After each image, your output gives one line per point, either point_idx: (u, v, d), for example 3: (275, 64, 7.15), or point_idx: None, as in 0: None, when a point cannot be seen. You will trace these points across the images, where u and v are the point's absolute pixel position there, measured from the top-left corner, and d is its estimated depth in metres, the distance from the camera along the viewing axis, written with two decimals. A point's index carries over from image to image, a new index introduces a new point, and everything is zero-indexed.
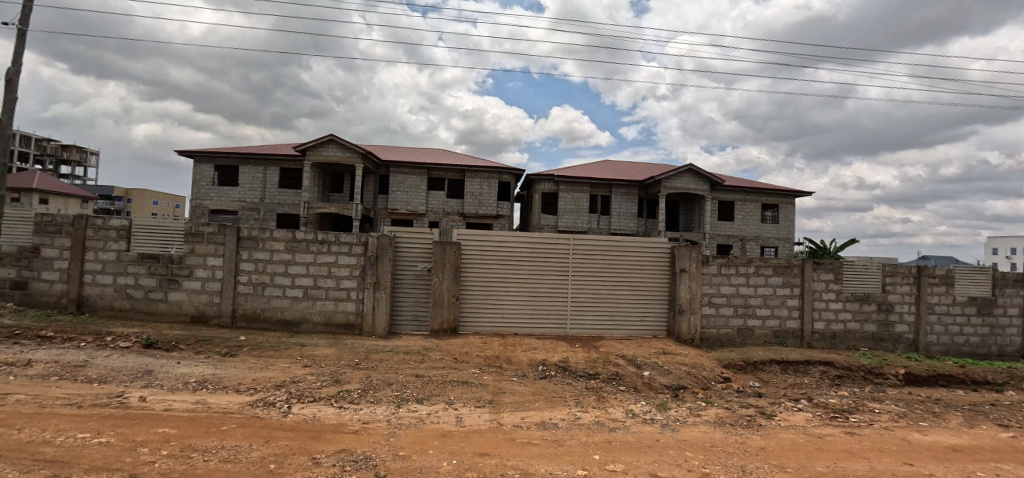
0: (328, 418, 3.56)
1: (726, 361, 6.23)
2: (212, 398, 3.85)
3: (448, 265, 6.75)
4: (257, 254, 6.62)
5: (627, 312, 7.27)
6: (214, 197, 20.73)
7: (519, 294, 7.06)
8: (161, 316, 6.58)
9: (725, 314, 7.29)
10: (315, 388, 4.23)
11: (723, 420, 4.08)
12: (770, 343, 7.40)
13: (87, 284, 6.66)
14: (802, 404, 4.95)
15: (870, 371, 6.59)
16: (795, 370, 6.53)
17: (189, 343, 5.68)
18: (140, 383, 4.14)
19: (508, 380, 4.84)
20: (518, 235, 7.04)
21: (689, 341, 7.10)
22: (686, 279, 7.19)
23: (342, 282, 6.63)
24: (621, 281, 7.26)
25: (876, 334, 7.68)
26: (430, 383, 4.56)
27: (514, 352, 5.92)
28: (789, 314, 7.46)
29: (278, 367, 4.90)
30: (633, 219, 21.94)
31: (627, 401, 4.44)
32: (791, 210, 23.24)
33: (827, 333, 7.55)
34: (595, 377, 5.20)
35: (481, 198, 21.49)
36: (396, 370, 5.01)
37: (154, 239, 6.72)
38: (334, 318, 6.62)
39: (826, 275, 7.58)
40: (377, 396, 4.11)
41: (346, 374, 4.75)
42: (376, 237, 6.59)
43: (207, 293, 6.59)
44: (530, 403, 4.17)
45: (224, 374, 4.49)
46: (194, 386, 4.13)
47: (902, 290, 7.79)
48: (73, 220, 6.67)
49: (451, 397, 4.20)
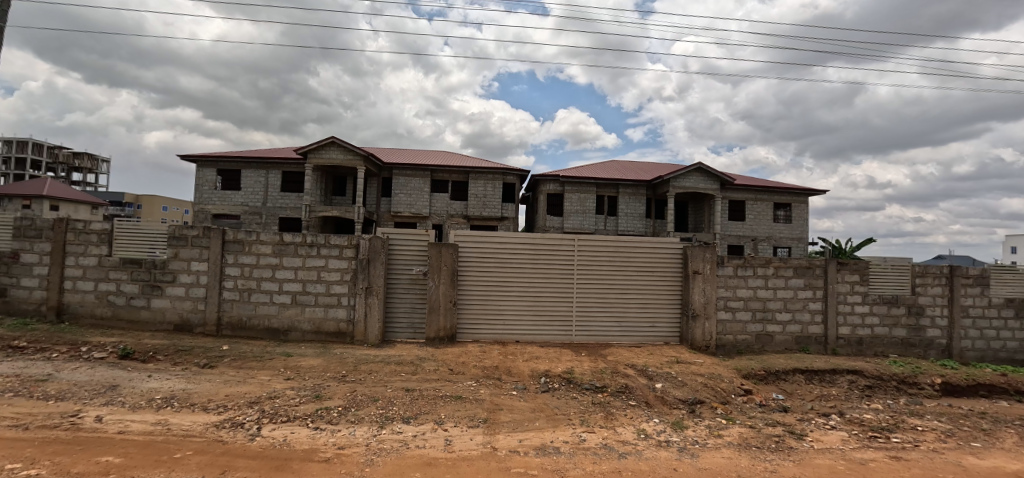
0: (299, 443, 3.15)
1: (745, 371, 5.72)
2: (174, 419, 3.47)
3: (444, 269, 6.33)
4: (243, 258, 6.27)
5: (636, 318, 6.80)
6: (216, 201, 20.55)
7: (521, 299, 6.63)
8: (144, 324, 6.25)
9: (743, 319, 6.79)
10: (292, 406, 3.81)
11: (747, 443, 3.60)
12: (792, 350, 6.87)
13: (67, 291, 6.35)
14: (834, 421, 4.45)
15: (903, 381, 6.05)
16: (821, 380, 6.03)
17: (167, 353, 5.33)
18: (100, 400, 3.77)
19: (507, 395, 4.40)
20: (519, 236, 6.62)
21: (704, 348, 6.59)
22: (700, 281, 6.69)
23: (332, 288, 6.25)
24: (630, 284, 6.79)
25: (906, 340, 7.13)
26: (421, 399, 4.14)
27: (514, 362, 5.48)
28: (812, 319, 6.93)
29: (257, 380, 4.52)
30: (641, 220, 21.43)
31: (638, 418, 3.98)
32: (804, 209, 22.56)
33: (853, 339, 7.01)
34: (603, 390, 4.75)
35: (485, 200, 21.10)
36: (385, 383, 4.61)
37: (133, 244, 6.35)
38: (324, 325, 6.24)
39: (850, 276, 7.05)
40: (358, 415, 3.69)
41: (330, 388, 4.35)
42: (368, 239, 6.20)
43: (191, 300, 6.25)
44: (529, 423, 3.72)
45: (196, 389, 4.11)
46: (158, 404, 3.75)
47: (933, 292, 7.23)
48: (54, 224, 6.37)
49: (442, 416, 3.77)
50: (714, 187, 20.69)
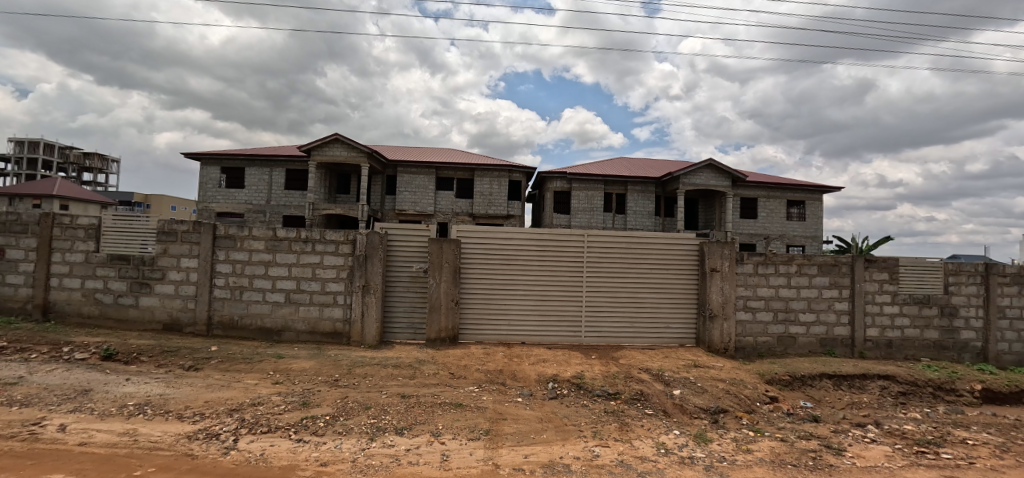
0: (277, 458, 2.81)
1: (769, 376, 5.31)
2: (143, 428, 3.15)
3: (446, 266, 5.97)
4: (235, 254, 5.97)
5: (650, 319, 6.40)
6: (220, 199, 20.40)
7: (527, 297, 6.26)
8: (132, 323, 5.97)
9: (763, 320, 6.37)
10: (275, 415, 3.47)
11: (781, 459, 3.20)
12: (816, 353, 6.43)
13: (54, 289, 6.09)
14: (872, 433, 4.03)
15: (940, 387, 5.61)
16: (850, 386, 5.58)
17: (152, 354, 5.03)
18: (67, 407, 3.47)
19: (511, 402, 4.04)
20: (525, 231, 6.24)
21: (722, 351, 6.18)
22: (719, 280, 6.27)
23: (327, 286, 5.92)
24: (643, 283, 6.40)
25: (939, 342, 6.66)
26: (417, 407, 3.78)
27: (520, 366, 5.11)
28: (837, 320, 6.48)
29: (242, 385, 4.19)
30: (650, 218, 20.96)
31: (656, 430, 3.59)
32: (817, 207, 21.95)
33: (882, 341, 6.55)
34: (616, 397, 4.36)
35: (491, 198, 20.74)
36: (380, 388, 4.28)
37: (121, 240, 6.07)
38: (319, 326, 5.91)
39: (879, 274, 6.58)
40: (346, 426, 3.34)
41: (319, 394, 4.01)
42: (365, 234, 5.87)
43: (181, 298, 5.95)
44: (536, 435, 3.35)
45: (173, 395, 3.79)
46: (130, 411, 3.44)
47: (968, 291, 6.75)
48: (40, 219, 6.11)
49: (439, 426, 3.41)
50: (725, 184, 20.14)
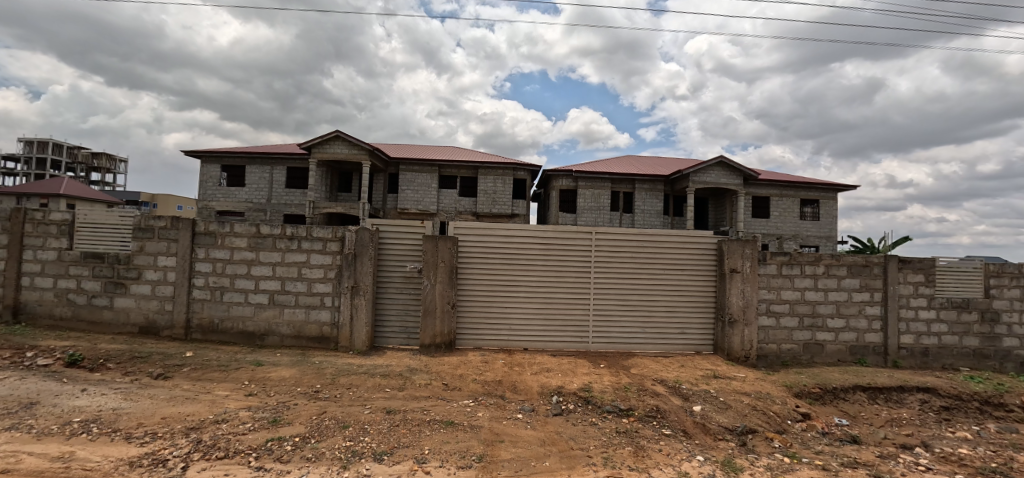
0: None
1: (797, 389, 4.80)
2: (81, 452, 2.71)
3: (442, 265, 5.50)
4: (215, 253, 5.55)
5: (663, 323, 5.90)
6: (220, 197, 20.13)
7: (529, 299, 5.78)
8: (105, 326, 5.58)
9: (788, 326, 5.85)
10: (238, 436, 3.02)
11: None
12: (845, 361, 5.89)
13: (25, 288, 5.71)
14: (924, 459, 3.52)
15: (987, 402, 5.05)
16: (887, 400, 5.04)
17: (120, 360, 4.62)
18: (3, 424, 3.04)
19: (510, 421, 3.56)
20: (528, 228, 5.78)
21: (743, 359, 5.66)
22: (739, 281, 5.76)
23: (314, 286, 5.49)
24: (656, 284, 5.90)
25: (979, 351, 6.09)
26: (401, 425, 3.32)
27: (520, 376, 4.64)
28: (869, 326, 5.94)
29: (210, 397, 3.76)
30: (658, 217, 20.42)
31: (677, 456, 3.10)
32: (832, 207, 21.28)
33: (917, 349, 6.00)
34: (629, 414, 3.87)
35: (495, 197, 20.29)
36: (364, 401, 3.84)
37: (95, 237, 5.67)
38: (305, 329, 5.48)
39: (914, 276, 6.03)
40: (317, 450, 2.88)
41: (294, 409, 3.56)
42: (354, 231, 5.42)
43: (158, 299, 5.55)
44: (537, 462, 2.87)
45: (129, 410, 3.36)
46: (73, 429, 3.01)
47: (1011, 295, 6.17)
48: (11, 214, 5.73)
49: (425, 451, 2.95)
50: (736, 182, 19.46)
